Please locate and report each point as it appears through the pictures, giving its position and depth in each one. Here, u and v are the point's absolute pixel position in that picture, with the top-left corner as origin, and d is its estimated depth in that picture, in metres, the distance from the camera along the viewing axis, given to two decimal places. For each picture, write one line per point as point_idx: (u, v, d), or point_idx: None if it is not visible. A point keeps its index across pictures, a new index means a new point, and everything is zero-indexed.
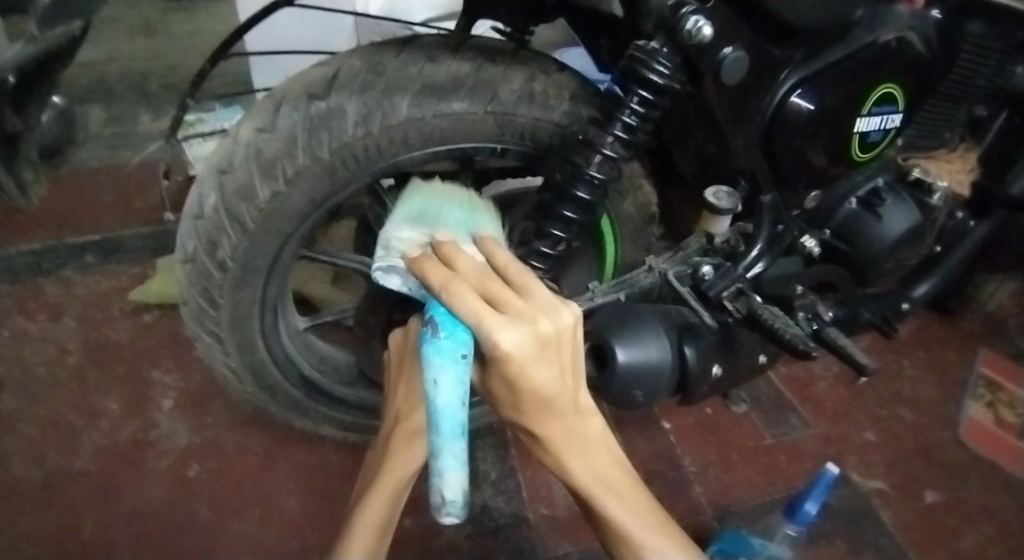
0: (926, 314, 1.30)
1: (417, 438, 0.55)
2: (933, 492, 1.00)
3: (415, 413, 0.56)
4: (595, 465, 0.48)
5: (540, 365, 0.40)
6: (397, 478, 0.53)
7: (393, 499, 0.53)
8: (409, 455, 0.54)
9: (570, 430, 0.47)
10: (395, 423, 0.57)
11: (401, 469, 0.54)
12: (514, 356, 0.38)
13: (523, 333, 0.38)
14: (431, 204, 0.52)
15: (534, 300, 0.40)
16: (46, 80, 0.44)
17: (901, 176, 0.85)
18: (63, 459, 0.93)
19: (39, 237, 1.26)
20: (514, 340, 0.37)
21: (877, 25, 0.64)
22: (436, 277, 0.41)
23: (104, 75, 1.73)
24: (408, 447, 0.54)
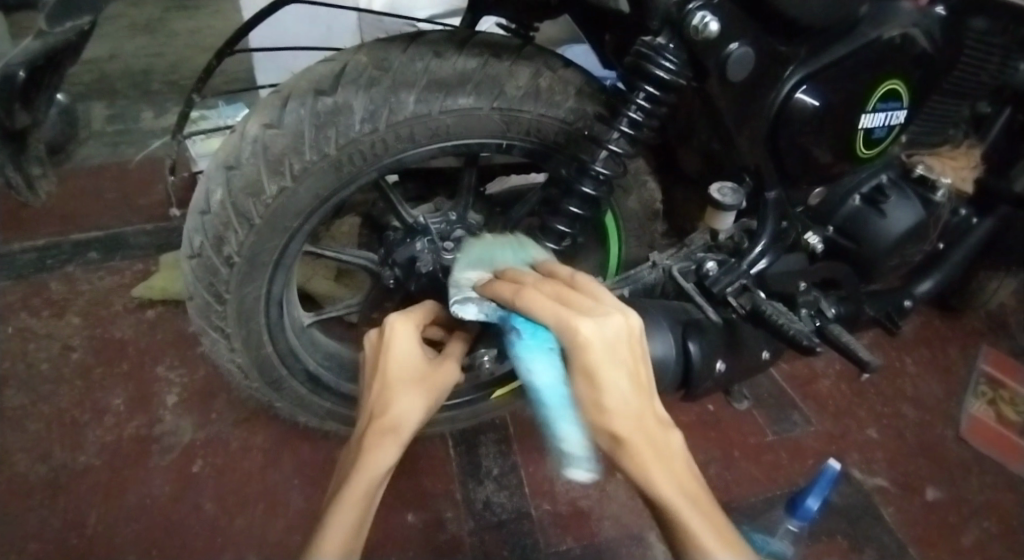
0: (928, 311, 1.30)
1: (391, 433, 0.50)
2: (935, 488, 1.00)
3: (390, 411, 0.52)
4: (683, 487, 0.44)
5: (608, 350, 0.44)
6: (370, 477, 0.47)
7: (365, 505, 0.47)
8: (384, 453, 0.48)
9: (652, 440, 0.45)
10: (368, 421, 0.52)
11: (374, 469, 0.47)
12: (592, 342, 0.44)
13: (598, 325, 0.45)
14: (489, 249, 0.59)
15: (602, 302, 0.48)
16: (54, 76, 0.44)
17: (905, 173, 0.85)
18: (67, 455, 0.93)
19: (43, 235, 1.26)
20: (592, 328, 0.44)
21: (881, 21, 0.64)
22: (510, 291, 0.50)
23: (107, 73, 1.73)
24: (382, 445, 0.49)
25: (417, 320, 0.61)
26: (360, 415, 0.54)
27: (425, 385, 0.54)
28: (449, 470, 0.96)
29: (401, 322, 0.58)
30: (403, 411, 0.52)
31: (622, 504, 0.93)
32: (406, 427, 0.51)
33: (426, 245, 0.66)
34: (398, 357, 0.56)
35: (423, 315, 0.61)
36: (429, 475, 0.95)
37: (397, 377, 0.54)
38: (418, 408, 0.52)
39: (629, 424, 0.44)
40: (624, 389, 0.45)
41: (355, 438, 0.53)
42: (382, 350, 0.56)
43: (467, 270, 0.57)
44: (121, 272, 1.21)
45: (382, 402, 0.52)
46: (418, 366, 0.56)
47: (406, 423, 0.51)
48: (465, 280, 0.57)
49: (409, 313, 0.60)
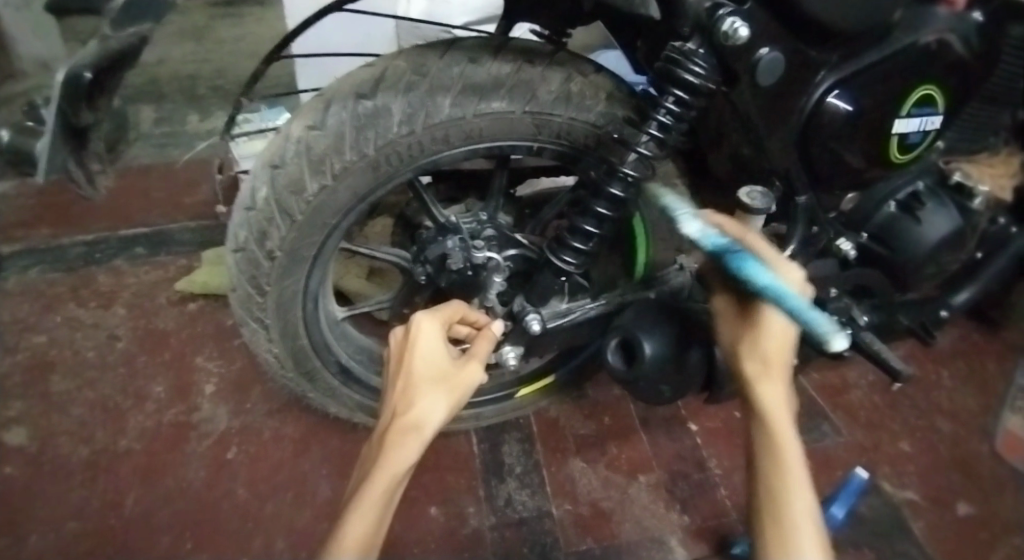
0: (965, 323, 1.27)
1: (413, 433, 0.51)
2: (968, 504, 0.98)
3: (413, 408, 0.53)
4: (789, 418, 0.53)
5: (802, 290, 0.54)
6: (392, 474, 0.48)
7: (385, 500, 0.48)
8: (406, 451, 0.50)
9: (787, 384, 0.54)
10: (391, 419, 0.53)
11: (396, 465, 0.49)
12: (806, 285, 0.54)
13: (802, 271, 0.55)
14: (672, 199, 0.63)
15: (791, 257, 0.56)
16: (116, 76, 0.47)
17: (942, 180, 0.84)
18: (110, 438, 0.98)
19: (93, 229, 1.33)
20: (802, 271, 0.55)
21: (916, 26, 0.64)
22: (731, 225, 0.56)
23: (155, 76, 1.81)
24: (403, 444, 0.50)
25: (445, 319, 0.62)
26: (384, 411, 0.56)
27: (448, 384, 0.55)
28: (473, 466, 0.98)
29: (427, 320, 0.59)
30: (425, 409, 0.53)
31: (644, 507, 0.94)
32: (428, 425, 0.52)
33: (457, 242, 0.68)
34: (423, 356, 0.57)
35: (451, 313, 0.62)
36: (454, 471, 0.97)
37: (422, 376, 0.56)
38: (441, 405, 0.53)
39: (780, 375, 0.54)
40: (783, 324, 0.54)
41: (379, 434, 0.54)
42: (408, 347, 0.58)
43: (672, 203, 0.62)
44: (164, 266, 1.27)
45: (406, 399, 0.54)
46: (444, 364, 0.57)
47: (429, 421, 0.52)
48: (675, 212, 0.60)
49: (436, 313, 0.61)
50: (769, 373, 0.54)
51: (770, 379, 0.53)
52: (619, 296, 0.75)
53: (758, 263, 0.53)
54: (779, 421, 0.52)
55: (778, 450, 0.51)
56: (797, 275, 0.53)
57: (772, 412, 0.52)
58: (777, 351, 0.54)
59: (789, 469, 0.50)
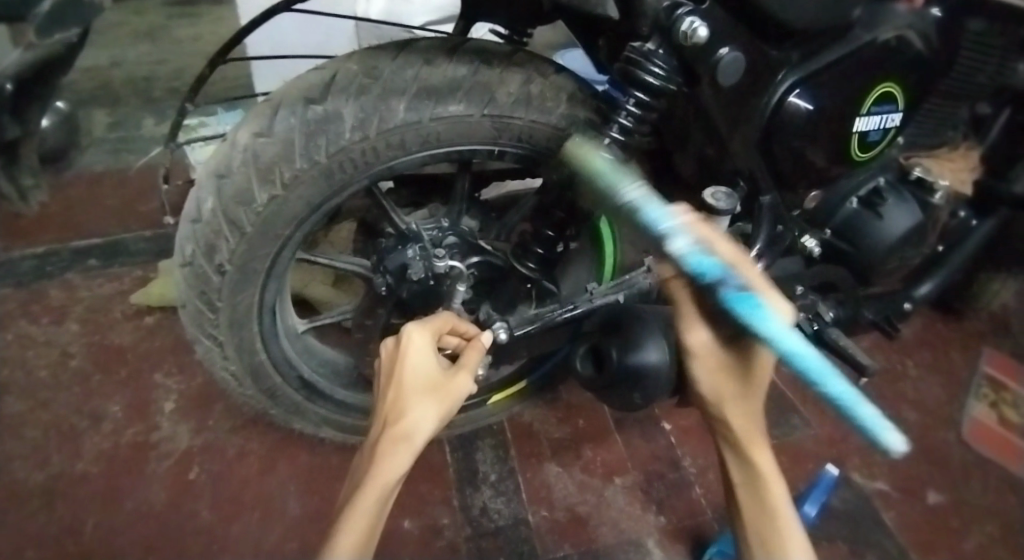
0: (929, 313, 1.29)
1: (403, 445, 0.49)
2: (936, 493, 0.99)
3: (402, 420, 0.50)
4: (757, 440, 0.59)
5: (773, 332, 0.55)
6: (382, 486, 0.46)
7: (377, 508, 0.47)
8: (396, 460, 0.48)
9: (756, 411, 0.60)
10: (382, 429, 0.51)
11: (385, 478, 0.47)
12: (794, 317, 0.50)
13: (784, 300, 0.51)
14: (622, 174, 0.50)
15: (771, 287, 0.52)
16: (44, 86, 0.44)
17: (902, 175, 0.85)
18: (64, 462, 0.93)
19: (42, 241, 1.27)
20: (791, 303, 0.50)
21: (875, 23, 0.64)
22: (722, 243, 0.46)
23: (108, 79, 1.74)
24: (394, 453, 0.48)
25: (435, 329, 0.59)
26: (373, 422, 0.53)
27: (439, 394, 0.53)
28: (446, 475, 0.96)
29: (417, 331, 0.57)
30: (416, 419, 0.50)
31: (620, 509, 0.93)
32: (419, 435, 0.50)
33: (417, 251, 0.66)
34: (415, 365, 0.55)
35: (442, 324, 0.60)
36: (427, 482, 0.95)
37: (412, 385, 0.53)
38: (431, 415, 0.51)
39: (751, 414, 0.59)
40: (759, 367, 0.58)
41: (367, 447, 0.52)
42: (398, 359, 0.55)
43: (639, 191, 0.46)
44: (119, 278, 1.21)
45: (396, 409, 0.52)
46: (434, 375, 0.55)
47: (419, 432, 0.50)
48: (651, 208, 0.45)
49: (426, 323, 0.59)
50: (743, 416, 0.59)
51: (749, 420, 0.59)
52: (588, 302, 0.71)
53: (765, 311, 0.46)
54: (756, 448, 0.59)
55: (758, 481, 0.58)
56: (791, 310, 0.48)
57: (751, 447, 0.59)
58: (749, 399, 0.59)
59: (773, 501, 0.57)
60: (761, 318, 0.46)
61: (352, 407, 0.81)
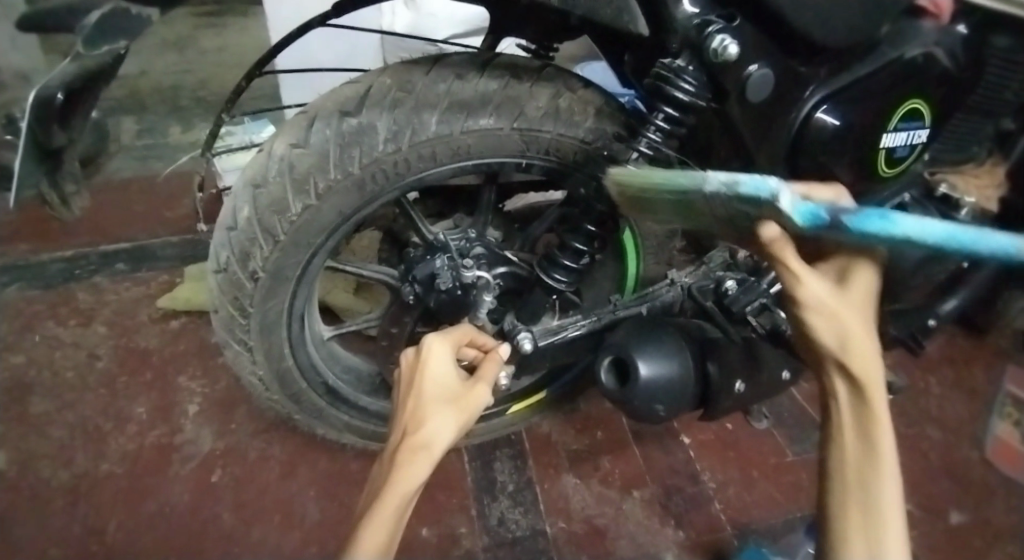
0: (952, 330, 1.28)
1: (423, 451, 0.49)
2: (961, 513, 0.97)
3: (422, 427, 0.51)
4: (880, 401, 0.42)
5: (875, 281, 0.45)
6: (403, 489, 0.46)
7: (399, 515, 0.45)
8: (417, 466, 0.48)
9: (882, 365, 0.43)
10: (402, 437, 0.51)
11: (406, 482, 0.46)
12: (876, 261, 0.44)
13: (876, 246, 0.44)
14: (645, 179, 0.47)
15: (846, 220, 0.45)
16: (89, 95, 0.46)
17: (929, 191, 0.84)
18: (90, 461, 0.95)
19: (72, 245, 1.30)
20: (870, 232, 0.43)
21: (902, 40, 0.64)
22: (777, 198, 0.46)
23: (137, 88, 1.78)
24: (415, 460, 0.48)
25: (454, 342, 0.61)
26: (393, 432, 0.54)
27: (459, 405, 0.54)
28: (464, 485, 0.96)
29: (437, 343, 0.58)
30: (435, 429, 0.51)
31: (638, 522, 0.92)
32: (438, 444, 0.50)
33: (445, 262, 0.67)
34: (434, 377, 0.56)
35: (460, 336, 0.62)
36: (445, 490, 0.95)
37: (432, 396, 0.54)
38: (451, 425, 0.52)
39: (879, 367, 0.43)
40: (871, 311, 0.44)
41: (386, 456, 0.52)
42: (418, 370, 0.57)
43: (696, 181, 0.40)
44: (146, 282, 1.24)
45: (416, 419, 0.52)
46: (452, 386, 0.56)
47: (439, 440, 0.50)
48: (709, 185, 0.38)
49: (446, 335, 0.60)
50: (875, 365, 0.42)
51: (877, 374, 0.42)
52: (612, 312, 0.74)
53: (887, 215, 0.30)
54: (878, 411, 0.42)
55: (872, 447, 0.41)
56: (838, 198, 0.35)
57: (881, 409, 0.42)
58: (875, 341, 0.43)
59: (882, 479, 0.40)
60: (889, 220, 0.30)
61: (374, 414, 0.82)
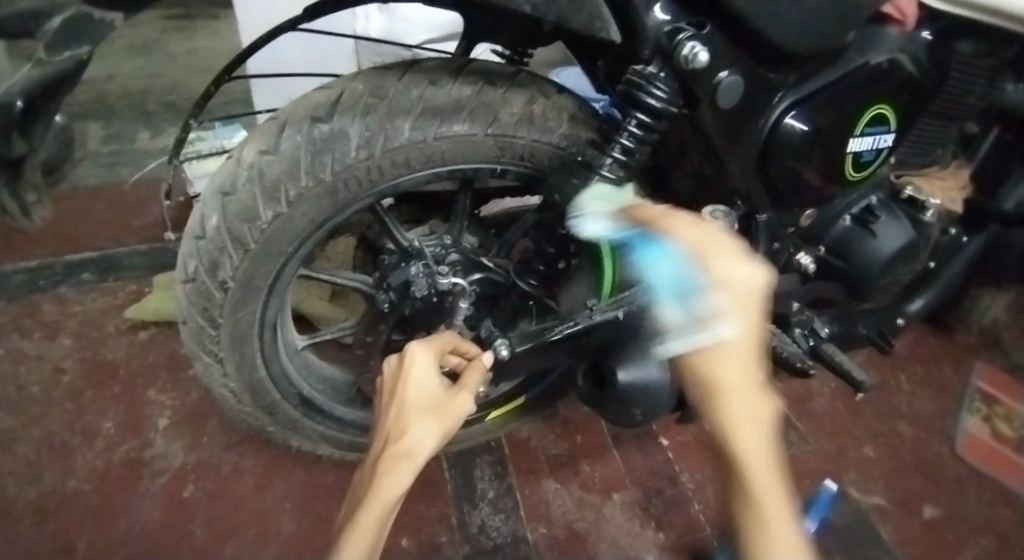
0: (921, 327, 1.31)
1: (404, 461, 0.48)
2: (932, 507, 1.00)
3: (404, 437, 0.50)
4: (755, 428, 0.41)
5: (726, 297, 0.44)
6: (385, 501, 0.45)
7: (378, 524, 0.44)
8: (398, 476, 0.47)
9: (746, 390, 0.42)
10: (383, 447, 0.51)
11: (387, 492, 0.45)
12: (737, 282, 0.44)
13: (748, 269, 0.45)
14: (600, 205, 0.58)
15: (708, 242, 0.46)
16: (52, 102, 0.44)
17: (895, 194, 0.87)
18: (56, 479, 0.92)
19: (35, 256, 1.25)
20: (750, 270, 0.45)
21: (868, 47, 0.66)
22: (655, 215, 0.49)
23: (104, 93, 1.74)
24: (396, 470, 0.47)
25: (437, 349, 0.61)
26: (374, 441, 0.53)
27: (440, 412, 0.54)
28: (444, 493, 0.95)
29: (420, 350, 0.58)
30: (417, 436, 0.50)
31: (619, 526, 0.92)
32: (420, 453, 0.49)
33: (421, 268, 0.66)
34: (416, 384, 0.56)
35: (443, 344, 0.61)
36: (425, 499, 0.94)
37: (413, 404, 0.54)
38: (433, 433, 0.51)
39: (735, 393, 0.42)
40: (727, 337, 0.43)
41: (368, 465, 0.51)
42: (400, 377, 0.56)
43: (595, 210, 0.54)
44: (114, 293, 1.21)
45: (397, 429, 0.51)
46: (435, 394, 0.56)
47: (421, 449, 0.50)
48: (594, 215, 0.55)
49: (429, 342, 0.60)
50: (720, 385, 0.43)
51: (720, 392, 0.43)
52: None
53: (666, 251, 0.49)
54: (744, 445, 0.41)
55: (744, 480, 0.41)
56: (730, 266, 0.44)
57: (734, 434, 0.41)
58: (726, 350, 0.43)
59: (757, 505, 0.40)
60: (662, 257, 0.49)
61: (349, 423, 0.80)
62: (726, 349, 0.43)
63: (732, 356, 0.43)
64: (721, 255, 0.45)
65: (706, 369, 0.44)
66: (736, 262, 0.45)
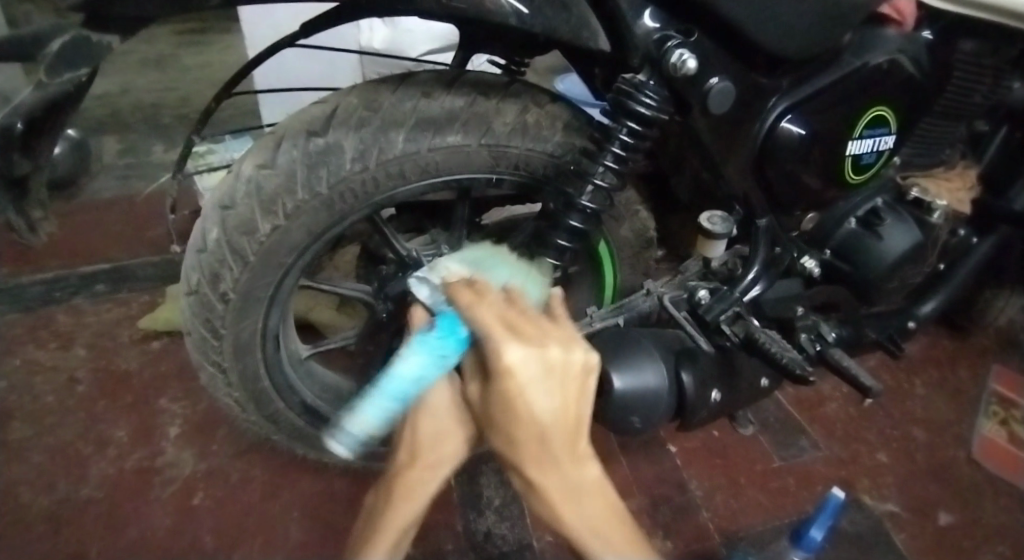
0: (934, 330, 1.29)
1: (428, 480, 0.54)
2: (948, 514, 0.97)
3: (427, 453, 0.55)
4: (571, 483, 0.45)
5: (535, 382, 0.39)
6: (404, 522, 0.51)
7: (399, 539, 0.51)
8: (419, 500, 0.52)
9: (551, 456, 0.43)
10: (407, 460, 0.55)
11: (408, 513, 0.52)
12: (525, 370, 0.38)
13: (536, 353, 0.38)
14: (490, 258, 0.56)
15: (497, 323, 0.40)
16: (52, 122, 0.46)
17: (900, 196, 0.86)
18: (69, 488, 0.94)
19: (52, 268, 1.29)
20: (526, 355, 0.38)
21: (866, 48, 0.65)
22: (464, 296, 0.44)
23: (119, 107, 1.78)
24: (418, 493, 0.53)
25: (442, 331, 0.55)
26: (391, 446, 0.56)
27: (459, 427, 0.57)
28: (450, 500, 0.95)
29: (427, 353, 0.54)
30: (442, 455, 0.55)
31: None
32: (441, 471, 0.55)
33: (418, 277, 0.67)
34: (426, 392, 0.53)
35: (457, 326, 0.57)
36: (432, 507, 0.94)
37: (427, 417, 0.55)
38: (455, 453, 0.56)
39: (544, 456, 0.43)
40: (543, 404, 0.40)
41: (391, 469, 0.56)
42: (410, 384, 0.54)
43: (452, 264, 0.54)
44: (128, 304, 1.23)
45: (420, 442, 0.55)
46: (445, 404, 0.55)
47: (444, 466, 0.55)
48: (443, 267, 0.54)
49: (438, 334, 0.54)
50: (527, 454, 0.43)
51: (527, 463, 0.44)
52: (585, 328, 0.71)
53: (448, 348, 0.47)
54: (560, 504, 0.44)
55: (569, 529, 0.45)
56: (525, 352, 0.38)
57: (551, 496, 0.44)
58: (536, 423, 0.40)
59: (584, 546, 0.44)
60: (416, 355, 0.47)
61: None
62: (526, 427, 0.41)
63: (533, 431, 0.41)
64: (516, 336, 0.39)
65: (518, 446, 0.43)
66: (535, 342, 0.39)
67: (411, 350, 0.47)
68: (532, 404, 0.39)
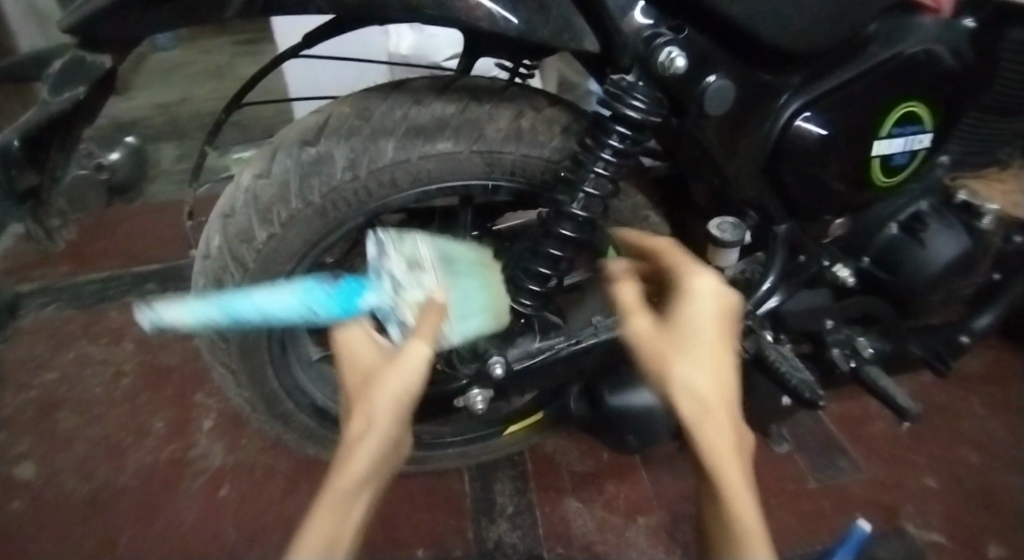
0: (997, 344, 1.18)
1: (359, 442, 0.44)
2: (1002, 546, 0.89)
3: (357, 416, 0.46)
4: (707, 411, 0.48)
5: (702, 310, 0.51)
6: (337, 490, 0.42)
7: (338, 517, 0.42)
8: (350, 465, 0.43)
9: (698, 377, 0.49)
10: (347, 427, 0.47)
11: (341, 478, 0.42)
12: (703, 293, 0.52)
13: (712, 283, 0.52)
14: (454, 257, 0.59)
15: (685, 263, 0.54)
16: (56, 137, 0.48)
17: (947, 199, 0.78)
18: (109, 475, 0.99)
19: (107, 268, 1.37)
20: (708, 284, 0.52)
21: (898, 36, 0.60)
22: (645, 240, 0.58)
23: (177, 116, 1.89)
24: (350, 456, 0.43)
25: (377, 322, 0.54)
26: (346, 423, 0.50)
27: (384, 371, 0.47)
28: (463, 506, 0.95)
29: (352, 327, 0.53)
30: (368, 407, 0.45)
31: (642, 551, 0.89)
32: (374, 426, 0.44)
33: None
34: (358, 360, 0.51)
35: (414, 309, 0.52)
36: (446, 511, 0.94)
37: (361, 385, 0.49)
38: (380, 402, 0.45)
39: (700, 382, 0.49)
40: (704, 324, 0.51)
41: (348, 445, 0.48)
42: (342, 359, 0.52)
43: (421, 246, 0.55)
44: None
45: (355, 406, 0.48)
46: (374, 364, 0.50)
47: (376, 418, 0.45)
48: (409, 245, 0.54)
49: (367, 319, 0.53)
50: (672, 368, 0.50)
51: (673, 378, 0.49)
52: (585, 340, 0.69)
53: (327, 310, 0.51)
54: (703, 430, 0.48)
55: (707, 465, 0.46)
56: (708, 284, 0.52)
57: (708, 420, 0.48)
58: (696, 338, 0.50)
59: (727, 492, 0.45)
60: (288, 297, 0.50)
61: None
62: (694, 334, 0.50)
63: (697, 345, 0.50)
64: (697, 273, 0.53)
65: (667, 363, 0.50)
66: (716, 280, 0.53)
67: (285, 290, 0.50)
68: (708, 315, 0.51)
